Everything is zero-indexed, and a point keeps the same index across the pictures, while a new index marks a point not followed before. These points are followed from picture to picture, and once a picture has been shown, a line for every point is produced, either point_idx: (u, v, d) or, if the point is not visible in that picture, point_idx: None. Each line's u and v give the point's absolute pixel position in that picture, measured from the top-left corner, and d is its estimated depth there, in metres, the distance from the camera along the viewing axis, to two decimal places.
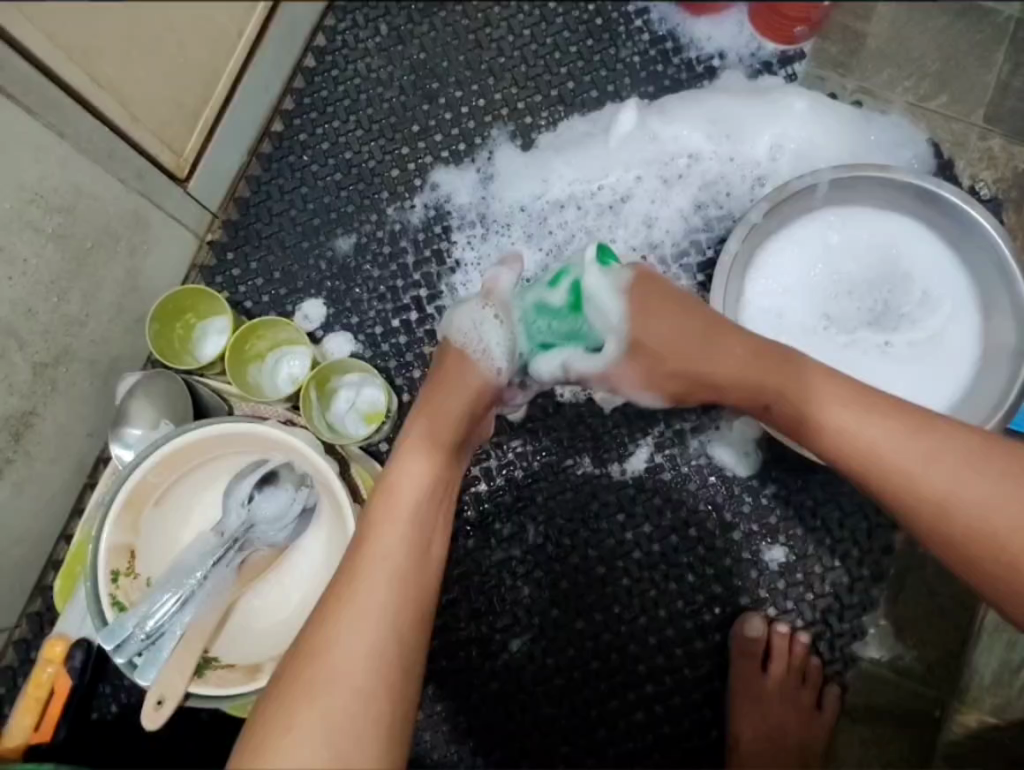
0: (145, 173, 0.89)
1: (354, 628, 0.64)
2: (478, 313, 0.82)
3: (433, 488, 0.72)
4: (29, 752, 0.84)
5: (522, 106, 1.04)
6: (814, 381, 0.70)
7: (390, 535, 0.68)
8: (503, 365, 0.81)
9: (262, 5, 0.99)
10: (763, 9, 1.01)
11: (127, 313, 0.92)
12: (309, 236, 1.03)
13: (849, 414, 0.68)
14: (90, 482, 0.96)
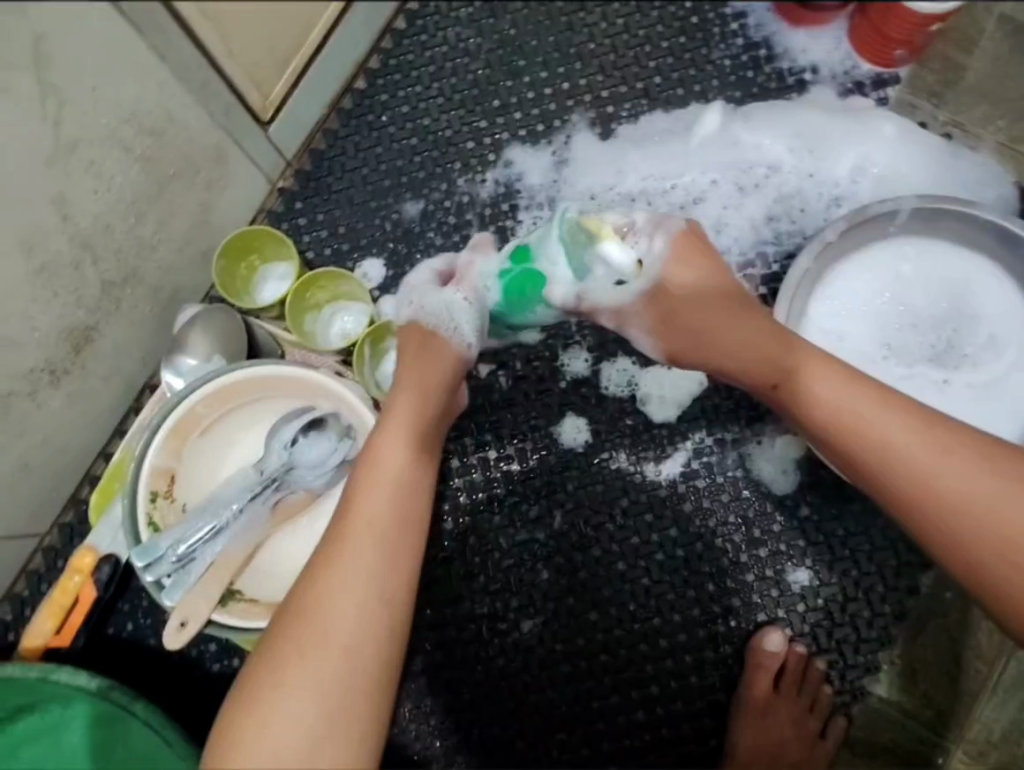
0: (232, 110, 0.89)
1: (341, 594, 0.64)
2: (450, 295, 0.82)
3: (412, 453, 0.72)
4: (50, 653, 0.88)
5: (606, 95, 1.04)
6: (823, 386, 0.71)
7: (373, 503, 0.69)
8: (473, 340, 0.82)
9: None
10: (864, 28, 0.99)
11: (195, 246, 0.94)
12: (377, 197, 1.04)
13: (865, 411, 0.69)
14: (136, 406, 0.98)
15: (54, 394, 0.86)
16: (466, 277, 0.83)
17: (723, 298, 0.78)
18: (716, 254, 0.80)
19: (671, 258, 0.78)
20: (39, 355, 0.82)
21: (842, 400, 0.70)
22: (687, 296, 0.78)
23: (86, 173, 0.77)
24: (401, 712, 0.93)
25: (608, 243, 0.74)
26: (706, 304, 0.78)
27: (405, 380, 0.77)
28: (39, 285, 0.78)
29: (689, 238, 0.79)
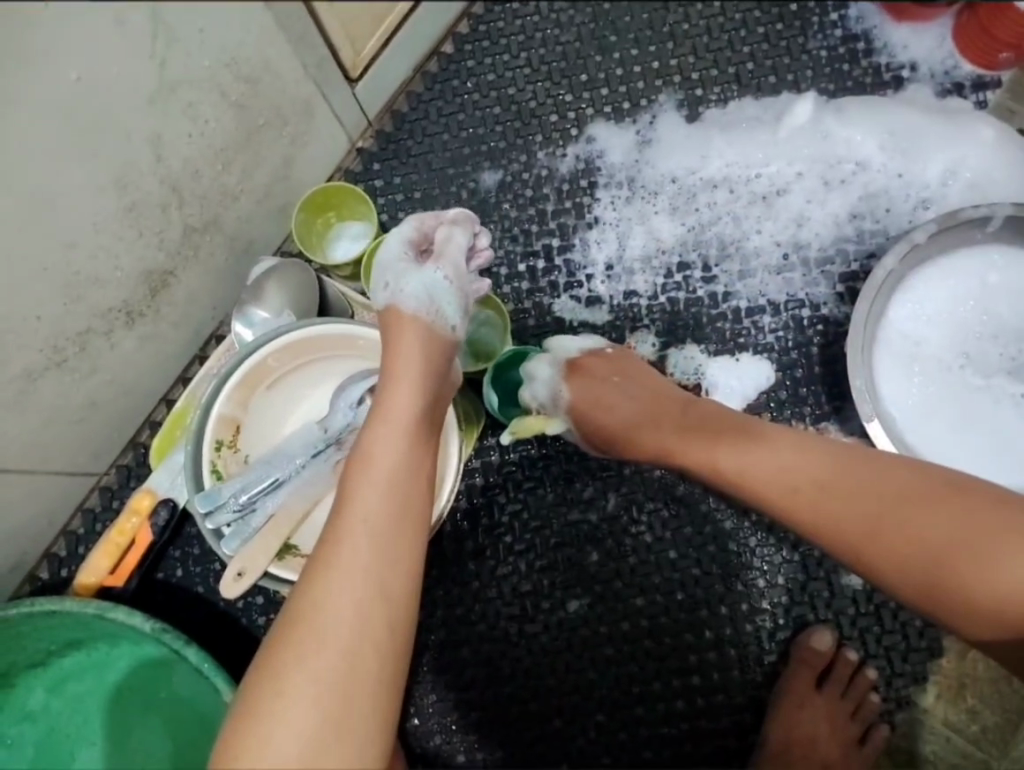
0: (324, 64, 0.88)
1: (339, 586, 0.64)
2: (430, 276, 0.76)
3: (406, 442, 0.72)
4: (104, 590, 0.89)
5: (696, 77, 1.02)
6: (782, 456, 0.72)
7: (367, 495, 0.68)
8: (456, 324, 0.78)
9: None
10: (970, 24, 0.96)
11: (273, 199, 0.94)
12: (455, 163, 1.03)
13: (824, 477, 0.70)
14: (201, 354, 0.98)
15: (127, 336, 0.86)
16: (444, 255, 0.78)
17: (638, 404, 0.82)
18: (627, 360, 0.87)
19: (576, 402, 0.86)
20: (117, 296, 0.82)
21: (793, 472, 0.71)
22: (605, 416, 0.84)
23: (183, 115, 0.76)
24: (440, 680, 0.94)
25: (552, 425, 0.89)
26: (625, 410, 0.83)
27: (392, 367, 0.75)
28: (127, 223, 0.78)
29: (587, 366, 0.87)
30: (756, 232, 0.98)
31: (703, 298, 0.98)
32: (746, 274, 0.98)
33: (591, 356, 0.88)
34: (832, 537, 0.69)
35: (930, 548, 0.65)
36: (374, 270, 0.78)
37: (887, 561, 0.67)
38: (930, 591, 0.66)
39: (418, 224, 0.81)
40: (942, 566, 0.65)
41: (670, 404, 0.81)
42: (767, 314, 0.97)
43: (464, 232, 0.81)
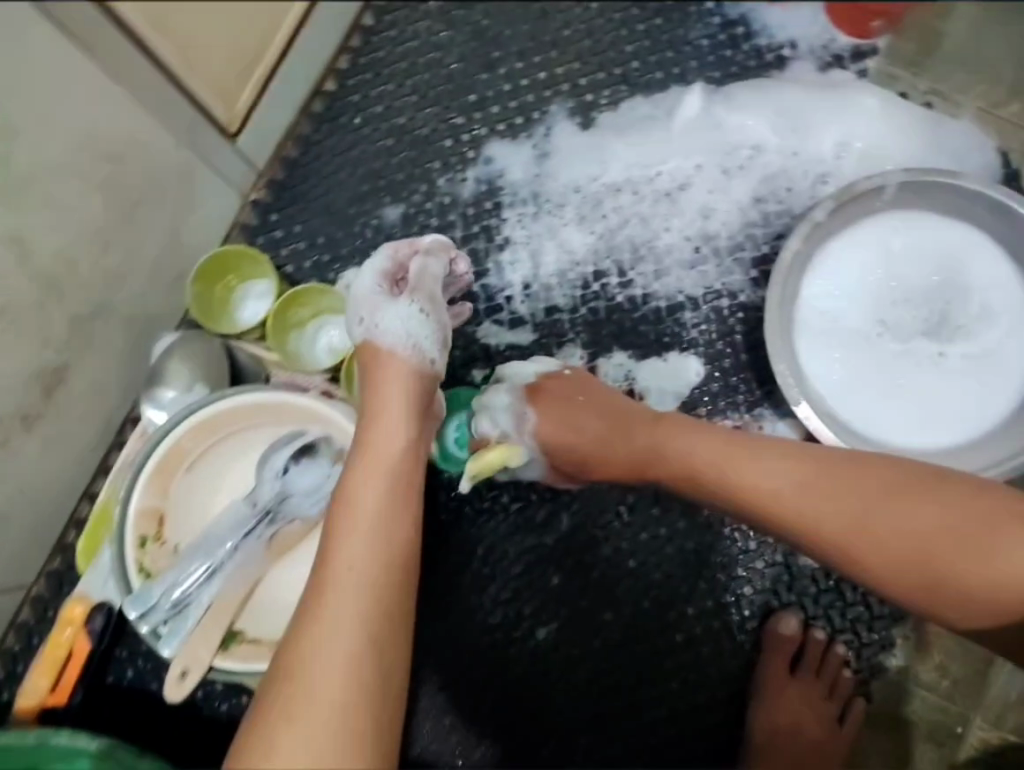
0: (196, 127, 0.87)
1: (328, 639, 0.63)
2: (403, 308, 0.78)
3: (393, 488, 0.71)
4: (46, 712, 0.85)
5: (583, 83, 1.01)
6: (756, 455, 0.72)
7: (353, 542, 0.68)
8: (436, 355, 0.79)
9: None
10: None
11: (167, 270, 0.91)
12: (356, 202, 1.01)
13: (801, 470, 0.71)
14: (118, 441, 0.94)
15: (27, 440, 0.82)
16: (419, 284, 0.79)
17: (602, 422, 0.82)
18: (588, 380, 0.86)
19: (543, 425, 0.85)
20: (8, 402, 0.78)
21: (771, 472, 0.71)
22: (567, 441, 0.83)
23: (43, 203, 0.74)
24: (420, 732, 0.91)
25: (513, 459, 0.86)
26: (595, 429, 0.82)
27: (374, 409, 0.75)
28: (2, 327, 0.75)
29: (551, 386, 0.86)
30: (664, 230, 0.98)
31: (623, 304, 0.98)
32: (661, 272, 0.98)
33: (552, 379, 0.87)
34: (816, 530, 0.69)
35: (901, 530, 0.66)
36: (351, 304, 0.79)
37: (859, 545, 0.68)
38: (903, 574, 0.67)
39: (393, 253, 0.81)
40: (914, 548, 0.66)
41: (642, 416, 0.81)
42: (688, 310, 0.97)
43: (441, 257, 0.82)
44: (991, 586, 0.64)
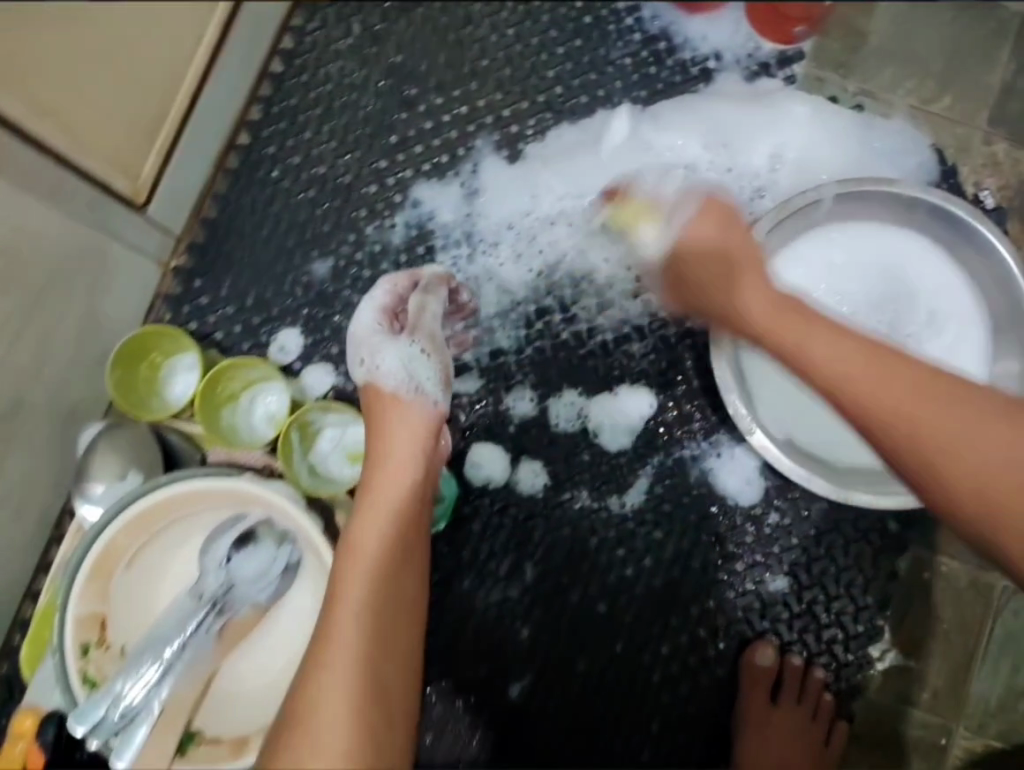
0: (99, 205, 0.82)
1: (336, 674, 0.64)
2: (405, 347, 0.84)
3: (396, 533, 0.74)
4: None
5: (507, 114, 0.97)
6: (845, 343, 0.65)
7: (357, 587, 0.70)
8: (439, 396, 0.83)
9: (211, 31, 0.90)
10: (761, 6, 0.96)
11: (87, 355, 0.87)
12: (282, 259, 0.96)
13: (891, 372, 0.62)
14: (58, 534, 0.91)
15: None
16: (418, 324, 0.87)
17: (730, 249, 0.77)
18: (738, 218, 0.80)
19: (692, 232, 0.79)
20: None
21: (856, 364, 0.63)
22: (688, 252, 0.79)
23: None
24: None
25: (646, 227, 0.86)
26: (716, 269, 0.76)
27: (379, 456, 0.79)
28: None
29: (715, 211, 0.79)
30: (602, 260, 0.95)
31: (568, 340, 0.95)
32: (605, 304, 0.95)
33: (719, 206, 0.80)
34: (888, 427, 0.61)
35: (978, 450, 0.59)
36: (354, 347, 0.85)
37: (932, 453, 0.59)
38: (977, 500, 0.58)
39: (393, 291, 0.88)
40: (987, 475, 0.58)
41: (759, 283, 0.74)
42: (635, 341, 0.95)
43: (435, 297, 0.89)
44: None
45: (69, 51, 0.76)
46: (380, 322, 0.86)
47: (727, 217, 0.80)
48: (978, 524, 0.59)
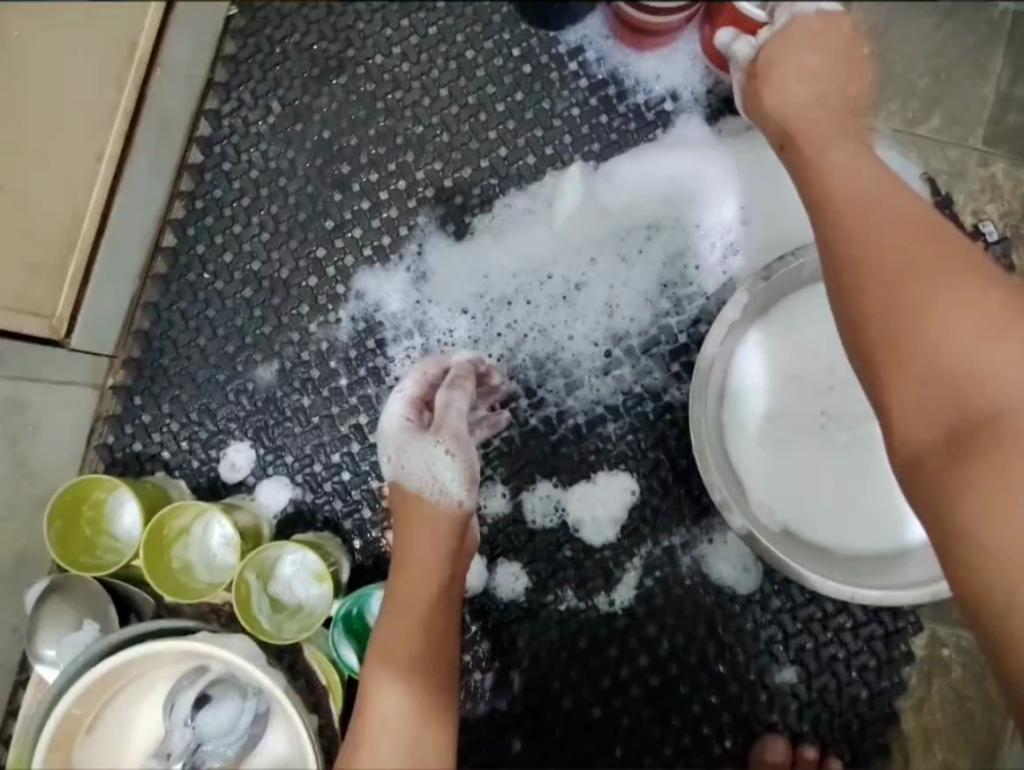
0: (10, 353, 0.77)
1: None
2: (431, 447, 0.78)
3: (423, 635, 0.72)
4: None
5: (449, 183, 0.89)
6: (843, 154, 0.65)
7: (386, 699, 0.69)
8: (464, 494, 0.77)
9: (110, 144, 0.82)
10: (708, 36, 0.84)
11: (24, 502, 0.81)
12: (224, 368, 0.90)
13: (861, 187, 0.61)
14: (21, 680, 0.86)
15: None
16: (443, 421, 0.79)
17: (817, 77, 0.72)
18: (845, 46, 0.74)
19: (786, 35, 0.73)
20: None
21: (843, 170, 0.63)
22: (776, 61, 0.73)
23: None
24: None
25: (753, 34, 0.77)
26: (793, 75, 0.72)
27: (405, 554, 0.75)
28: None
29: (817, 31, 0.73)
30: (568, 338, 0.87)
31: (538, 426, 0.88)
32: (573, 385, 0.87)
33: (817, 21, 0.73)
34: (830, 220, 0.61)
35: (900, 268, 0.56)
36: (383, 445, 0.81)
37: (869, 265, 0.57)
38: (882, 308, 0.56)
39: (422, 378, 0.83)
40: (897, 283, 0.56)
41: (823, 94, 0.71)
42: (610, 421, 0.87)
43: (462, 394, 0.81)
44: (938, 375, 0.53)
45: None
46: (408, 415, 0.81)
47: (829, 43, 0.73)
48: (869, 331, 0.57)
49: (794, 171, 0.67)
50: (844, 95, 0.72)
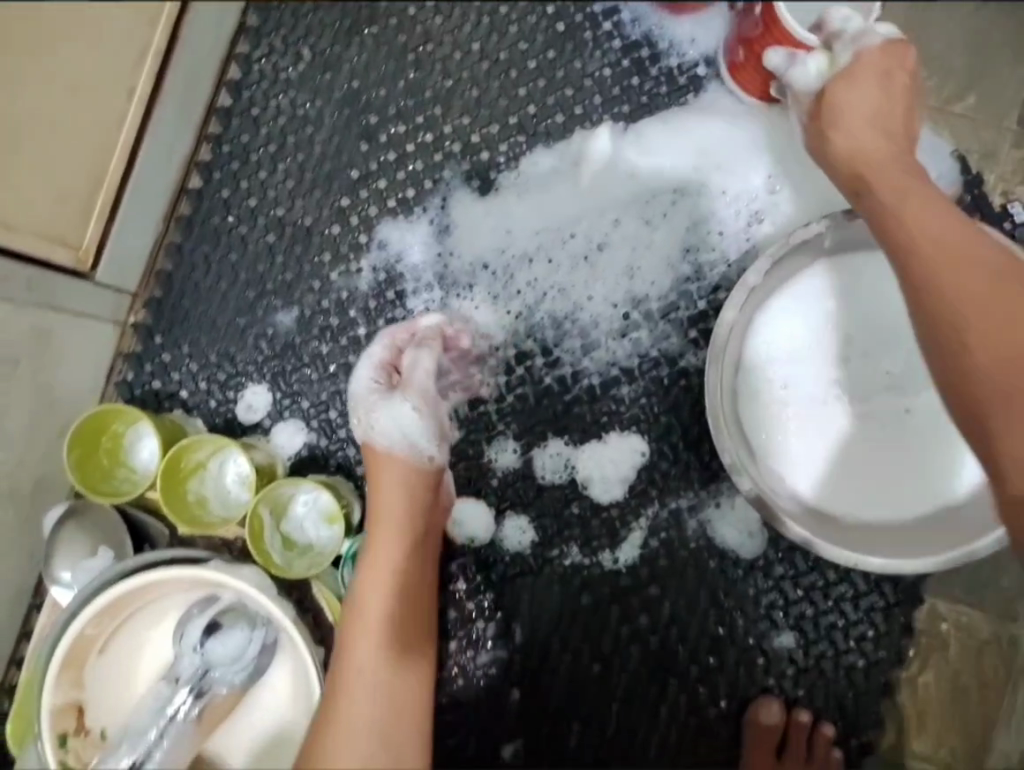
0: (38, 282, 0.78)
1: (349, 745, 0.67)
2: (400, 407, 0.79)
3: (398, 586, 0.75)
4: None
5: (476, 140, 0.89)
6: (932, 206, 0.65)
7: (363, 648, 0.72)
8: (435, 451, 0.80)
9: (142, 83, 0.83)
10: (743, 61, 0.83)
11: (44, 431, 0.82)
12: (245, 311, 0.90)
13: (955, 242, 0.62)
14: (34, 605, 0.87)
15: None
16: (413, 381, 0.81)
17: (879, 109, 0.71)
18: (906, 74, 0.73)
19: (860, 68, 0.72)
20: None
21: (930, 223, 0.64)
22: (843, 102, 0.72)
23: None
24: None
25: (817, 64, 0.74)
26: (864, 115, 0.71)
27: (378, 509, 0.77)
28: None
29: (887, 66, 0.72)
30: (587, 299, 0.88)
31: (552, 386, 0.88)
32: (590, 346, 0.88)
33: (881, 60, 0.72)
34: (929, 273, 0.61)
35: (1008, 325, 0.57)
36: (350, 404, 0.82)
37: (975, 319, 0.58)
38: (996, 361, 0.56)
39: (392, 345, 0.83)
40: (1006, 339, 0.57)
41: (897, 141, 0.71)
42: (624, 383, 0.88)
43: (433, 350, 0.83)
44: None
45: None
46: (376, 379, 0.81)
47: (899, 83, 0.73)
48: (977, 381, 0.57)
49: (874, 223, 0.67)
50: (908, 128, 0.73)
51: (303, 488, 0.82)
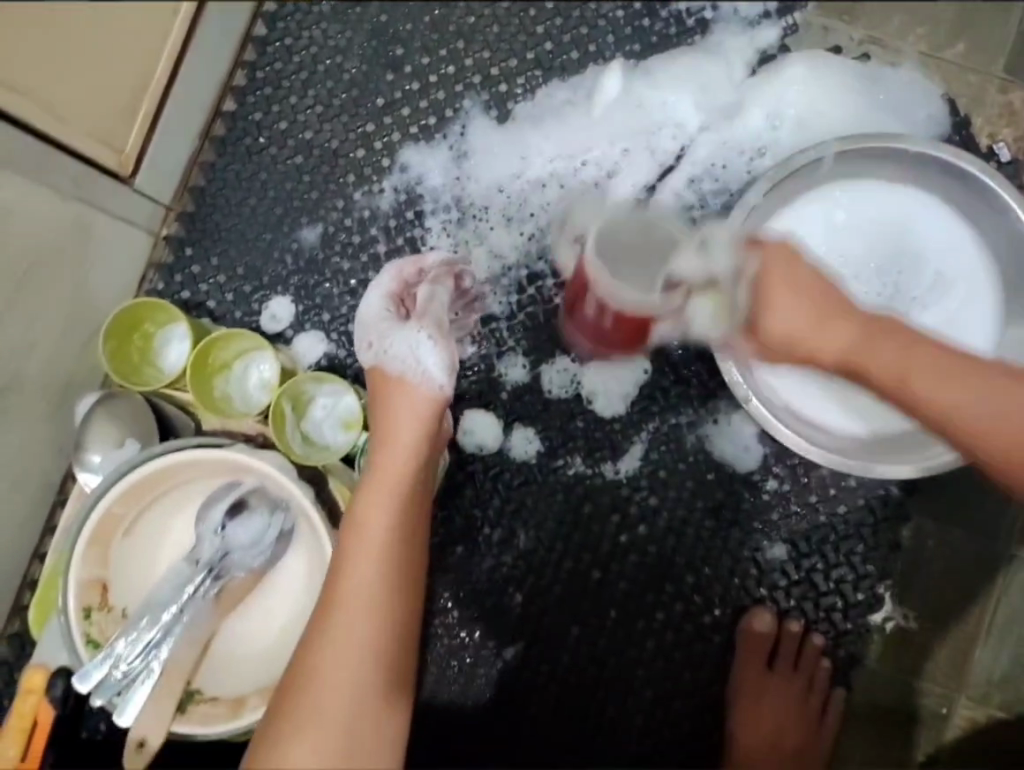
0: (83, 179, 0.83)
1: (341, 655, 0.69)
2: (414, 335, 0.80)
3: (399, 506, 0.75)
4: None
5: (496, 72, 0.94)
6: (923, 361, 0.70)
7: (360, 563, 0.73)
8: (445, 380, 0.79)
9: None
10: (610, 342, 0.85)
11: (80, 325, 0.87)
12: (272, 227, 0.95)
13: (961, 393, 0.68)
14: (60, 499, 0.91)
15: None
16: (427, 313, 0.83)
17: (815, 306, 0.72)
18: (798, 260, 0.75)
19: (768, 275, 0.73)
20: None
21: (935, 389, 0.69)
22: (793, 327, 0.72)
23: None
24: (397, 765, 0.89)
25: (705, 306, 0.78)
26: (805, 320, 0.72)
27: (386, 431, 0.78)
28: None
29: (773, 265, 0.74)
30: None
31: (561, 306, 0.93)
32: None
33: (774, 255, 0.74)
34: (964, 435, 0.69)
35: None
36: (360, 333, 0.82)
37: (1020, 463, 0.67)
38: None
39: (400, 276, 0.84)
40: None
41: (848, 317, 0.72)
42: None
43: (444, 288, 0.86)
44: None
45: (40, 24, 0.77)
46: (387, 307, 0.82)
47: (793, 265, 0.74)
48: None
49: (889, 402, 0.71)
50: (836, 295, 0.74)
51: (325, 388, 0.87)
